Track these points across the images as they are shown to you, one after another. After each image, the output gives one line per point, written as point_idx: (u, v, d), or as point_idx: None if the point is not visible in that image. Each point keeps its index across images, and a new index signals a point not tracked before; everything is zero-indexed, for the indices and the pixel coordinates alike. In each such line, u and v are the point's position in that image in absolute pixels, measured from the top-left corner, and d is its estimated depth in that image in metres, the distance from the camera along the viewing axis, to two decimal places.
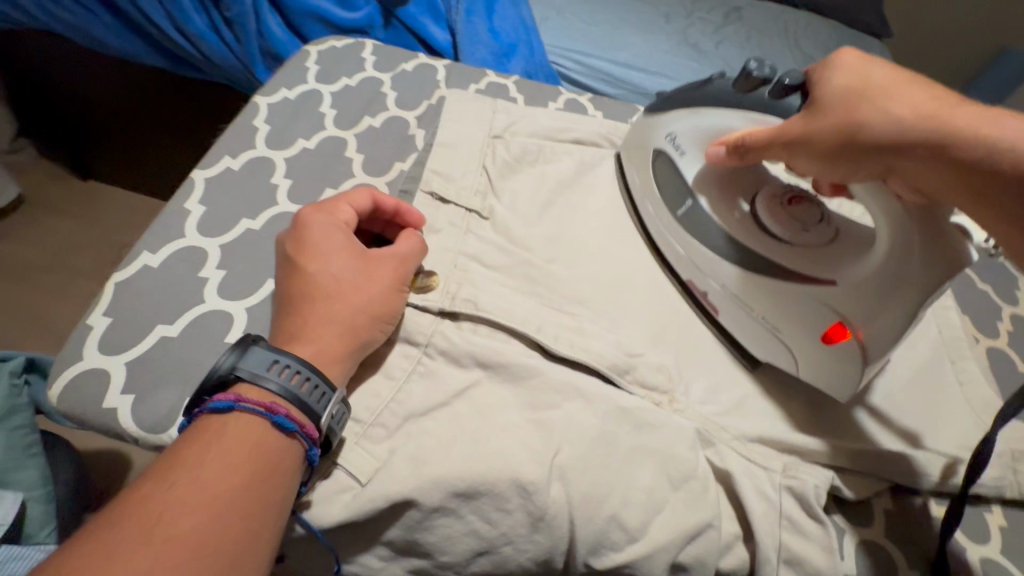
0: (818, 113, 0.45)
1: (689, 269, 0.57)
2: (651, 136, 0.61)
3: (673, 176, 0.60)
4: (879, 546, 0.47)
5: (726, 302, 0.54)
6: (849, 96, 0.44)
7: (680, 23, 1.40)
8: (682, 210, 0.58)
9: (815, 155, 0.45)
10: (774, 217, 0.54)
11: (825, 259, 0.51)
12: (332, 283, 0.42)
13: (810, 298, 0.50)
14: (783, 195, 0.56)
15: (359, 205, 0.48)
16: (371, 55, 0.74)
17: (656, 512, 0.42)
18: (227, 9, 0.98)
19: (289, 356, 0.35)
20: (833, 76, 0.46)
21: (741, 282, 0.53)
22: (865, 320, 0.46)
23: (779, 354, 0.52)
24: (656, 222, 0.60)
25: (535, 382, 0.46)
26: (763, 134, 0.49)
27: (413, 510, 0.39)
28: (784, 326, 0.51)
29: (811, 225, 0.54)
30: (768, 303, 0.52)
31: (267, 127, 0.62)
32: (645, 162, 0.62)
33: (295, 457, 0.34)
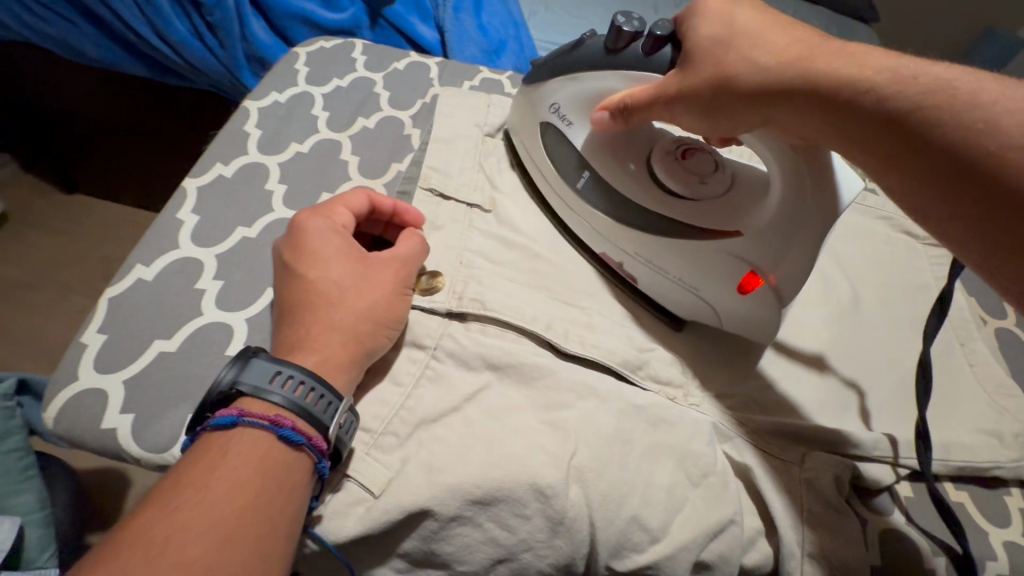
0: (691, 69, 0.44)
1: (600, 240, 0.55)
2: (535, 107, 0.58)
3: (565, 149, 0.57)
4: (904, 534, 0.45)
5: (640, 268, 0.53)
6: (718, 46, 0.42)
7: (669, 14, 1.39)
8: (581, 182, 0.55)
9: (694, 110, 0.44)
10: (668, 173, 0.53)
11: (719, 211, 0.51)
12: (334, 290, 0.40)
13: (722, 253, 0.49)
14: (675, 149, 0.54)
15: (356, 207, 0.47)
16: (361, 54, 0.72)
17: (676, 510, 0.41)
18: (207, 14, 0.97)
19: (292, 367, 0.34)
20: (699, 27, 0.44)
21: (650, 244, 0.52)
22: (774, 263, 0.46)
23: (702, 310, 0.52)
24: (554, 194, 0.57)
25: (547, 383, 0.44)
26: (644, 91, 0.47)
27: (428, 520, 0.38)
28: (699, 283, 0.51)
29: (708, 176, 0.53)
30: (679, 259, 0.51)
31: (259, 132, 0.61)
32: (533, 136, 0.58)
33: (306, 468, 0.33)
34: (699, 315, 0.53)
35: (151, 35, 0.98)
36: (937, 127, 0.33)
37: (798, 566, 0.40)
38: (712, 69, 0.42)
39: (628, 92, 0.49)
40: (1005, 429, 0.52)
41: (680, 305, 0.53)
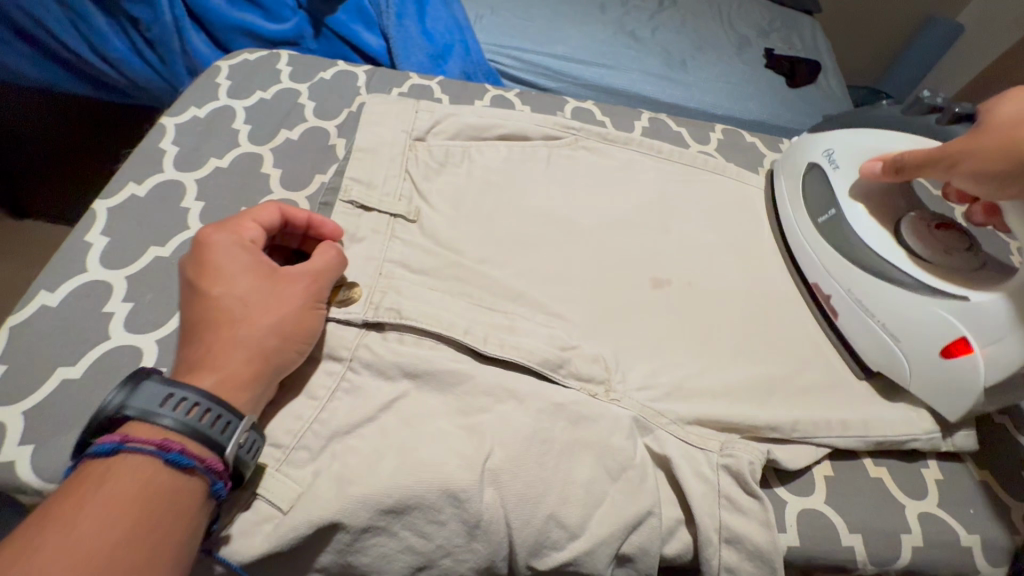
0: (985, 136, 0.46)
1: (819, 273, 0.58)
2: (809, 151, 0.63)
3: (821, 184, 0.61)
4: (820, 513, 0.47)
5: (847, 307, 0.55)
6: (1020, 125, 0.44)
7: (616, 13, 1.42)
8: (823, 219, 0.59)
9: (976, 173, 0.46)
10: (915, 234, 0.55)
11: (955, 275, 0.51)
12: (238, 306, 0.40)
13: (938, 311, 0.49)
14: (933, 220, 0.56)
15: (267, 221, 0.46)
16: (286, 65, 0.71)
17: (595, 506, 0.42)
18: (144, 29, 0.95)
19: (187, 389, 0.34)
20: (1001, 110, 0.46)
21: (862, 281, 0.54)
22: (999, 339, 0.45)
23: (897, 367, 0.52)
24: (793, 225, 0.62)
25: (464, 387, 0.45)
26: (927, 152, 0.49)
27: (340, 533, 0.38)
28: (901, 333, 0.51)
29: (954, 250, 0.53)
30: (893, 309, 0.51)
31: (176, 148, 0.60)
32: (800, 173, 0.63)
33: (196, 492, 0.33)
34: (897, 373, 0.52)
35: (88, 53, 0.95)
36: None
37: (714, 551, 0.41)
38: (1009, 137, 0.44)
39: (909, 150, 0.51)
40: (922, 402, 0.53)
41: (878, 358, 0.53)
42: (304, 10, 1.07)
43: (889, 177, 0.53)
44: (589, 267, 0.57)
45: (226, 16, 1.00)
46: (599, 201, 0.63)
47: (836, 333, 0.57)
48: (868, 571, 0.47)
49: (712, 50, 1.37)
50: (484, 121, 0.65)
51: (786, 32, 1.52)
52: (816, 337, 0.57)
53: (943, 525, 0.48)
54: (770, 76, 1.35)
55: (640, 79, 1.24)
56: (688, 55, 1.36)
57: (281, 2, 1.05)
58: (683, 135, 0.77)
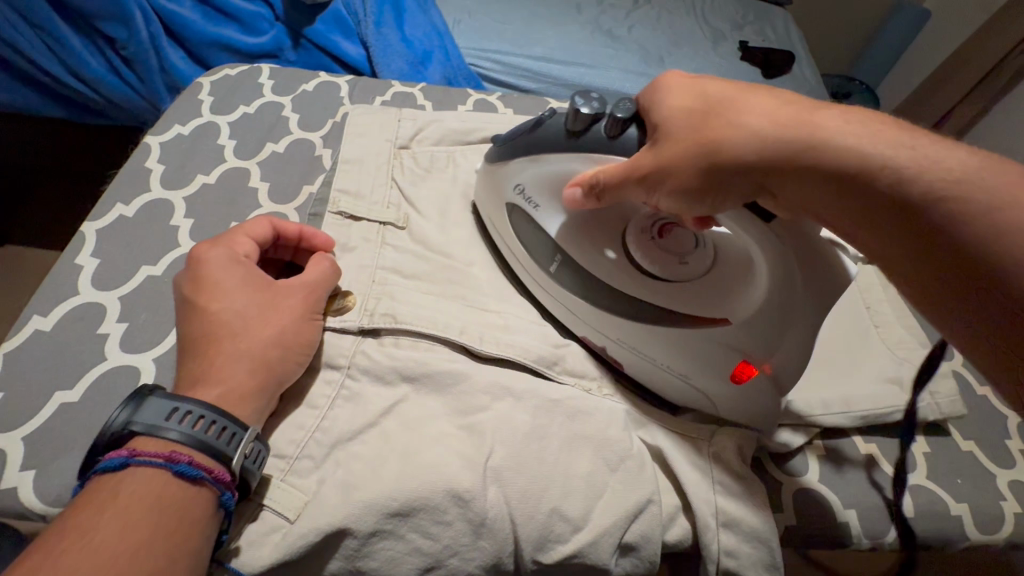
0: (668, 141, 0.40)
1: (583, 325, 0.52)
2: (502, 187, 0.55)
3: (530, 226, 0.54)
4: (813, 492, 0.48)
5: (626, 354, 0.50)
6: (699, 123, 0.39)
7: (591, 12, 1.44)
8: (554, 268, 0.52)
9: (676, 189, 0.40)
10: (645, 252, 0.50)
11: (699, 296, 0.48)
12: (237, 320, 0.40)
13: (708, 341, 0.46)
14: (652, 227, 0.52)
15: (260, 235, 0.46)
16: (268, 79, 0.72)
17: (596, 497, 0.43)
18: (121, 47, 0.95)
19: (191, 403, 0.34)
20: (672, 105, 0.41)
21: (632, 332, 0.49)
22: (767, 353, 0.44)
23: (696, 399, 0.49)
24: (531, 280, 0.54)
25: (463, 388, 0.45)
26: (618, 169, 0.43)
27: (347, 539, 0.38)
28: (688, 369, 0.47)
29: (687, 255, 0.50)
30: (666, 347, 0.47)
31: (161, 167, 0.60)
32: (501, 214, 0.55)
33: (207, 503, 0.33)
34: (697, 402, 0.49)
35: (64, 73, 0.95)
36: (935, 203, 0.32)
37: (714, 536, 0.42)
38: (692, 143, 0.39)
39: (596, 169, 0.45)
40: (904, 374, 0.55)
41: (671, 391, 0.50)
42: (282, 23, 1.08)
43: (593, 201, 0.47)
44: None
45: (204, 32, 1.01)
46: None
47: (613, 374, 0.53)
48: (863, 545, 0.48)
49: (687, 45, 1.39)
50: (466, 126, 0.66)
51: (759, 24, 1.55)
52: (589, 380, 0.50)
53: (932, 496, 0.50)
54: (745, 68, 1.37)
55: (618, 77, 1.26)
56: (665, 51, 1.38)
57: (259, 16, 1.05)
58: None
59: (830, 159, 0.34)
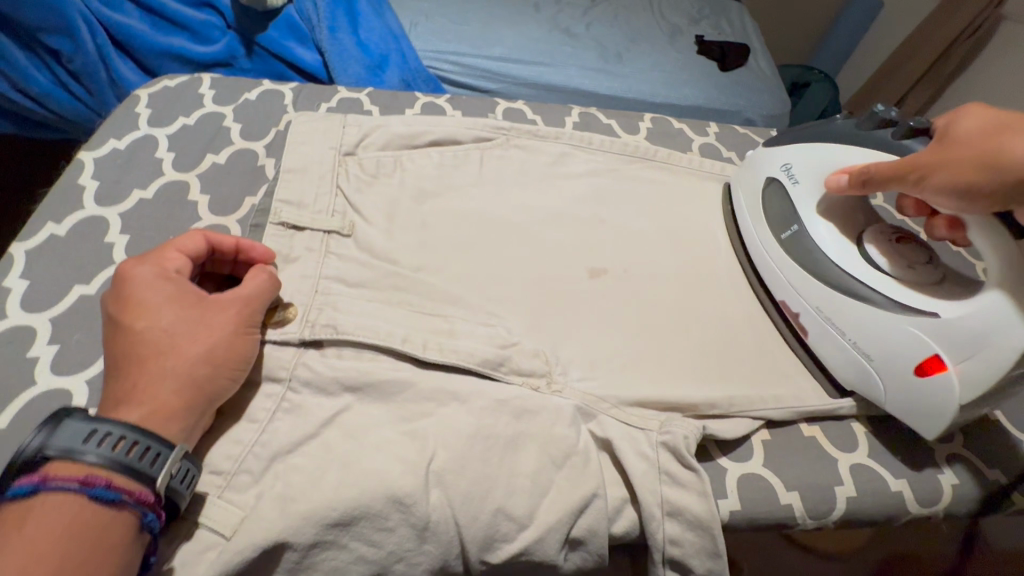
0: (956, 146, 0.45)
1: (787, 291, 0.58)
2: (764, 165, 0.63)
3: (782, 201, 0.61)
4: (757, 477, 0.49)
5: (819, 324, 0.55)
6: (989, 135, 0.44)
7: (550, 11, 1.44)
8: (786, 235, 0.59)
9: (948, 185, 0.45)
10: (877, 247, 0.55)
11: (915, 288, 0.52)
12: (164, 337, 0.39)
13: (907, 326, 0.49)
14: (892, 234, 0.56)
15: (192, 250, 0.46)
16: (209, 89, 0.70)
17: (542, 495, 0.43)
18: (67, 61, 0.93)
19: (110, 424, 0.34)
20: (963, 124, 0.46)
21: (837, 304, 0.53)
22: (968, 354, 0.45)
23: (869, 382, 0.52)
24: (756, 242, 0.62)
25: (406, 395, 0.45)
26: (892, 167, 0.49)
27: (287, 552, 0.38)
28: (874, 351, 0.51)
29: (918, 263, 0.53)
30: (863, 324, 0.52)
31: (96, 183, 0.59)
32: (758, 188, 0.64)
33: (127, 526, 0.33)
34: (869, 388, 0.52)
35: (9, 90, 0.93)
36: None
37: (658, 526, 0.43)
38: (978, 149, 0.44)
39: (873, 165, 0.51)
40: None
41: (854, 377, 0.53)
42: (235, 31, 1.06)
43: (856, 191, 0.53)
44: (525, 265, 0.58)
45: (153, 42, 0.98)
46: (532, 199, 0.65)
47: (803, 349, 0.57)
48: (808, 525, 0.49)
49: (645, 41, 1.41)
50: (412, 129, 0.66)
51: (715, 18, 1.57)
52: (777, 353, 0.57)
53: (875, 475, 0.51)
54: (703, 62, 1.39)
55: (577, 74, 1.26)
56: (623, 47, 1.39)
57: (209, 24, 1.03)
58: (613, 126, 0.79)
59: None
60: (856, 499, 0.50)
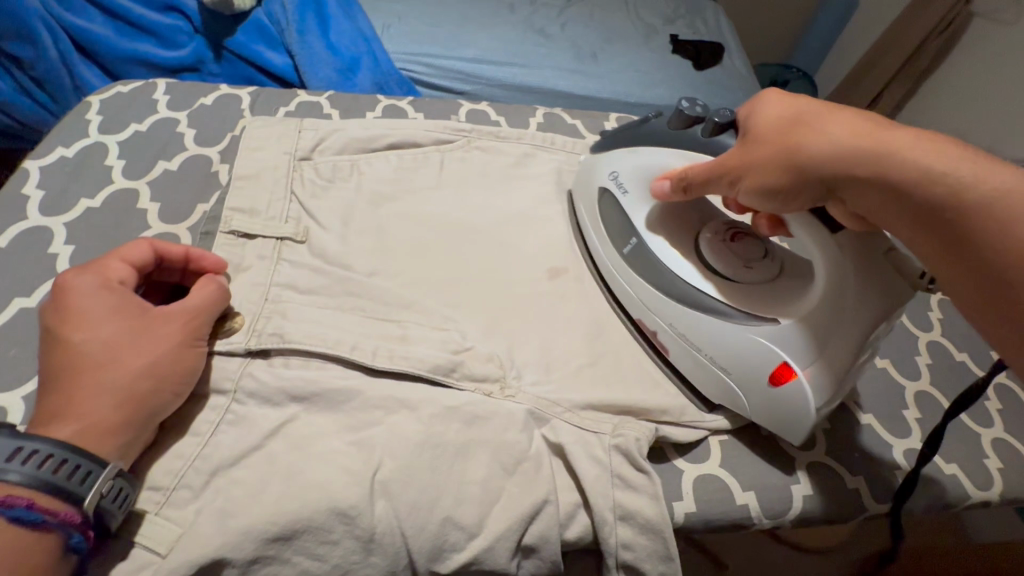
0: (757, 143, 0.44)
1: (639, 308, 0.55)
2: (596, 175, 0.61)
3: (617, 213, 0.58)
4: (714, 477, 0.49)
5: (675, 342, 0.52)
6: (787, 128, 0.42)
7: (524, 12, 1.44)
8: (629, 249, 0.56)
9: (758, 187, 0.44)
10: (715, 251, 0.54)
11: (756, 292, 0.51)
12: (104, 351, 0.38)
13: (754, 338, 0.48)
14: (725, 231, 0.55)
15: (138, 259, 0.44)
16: (163, 94, 0.69)
17: (492, 502, 0.42)
18: (29, 68, 0.91)
19: (38, 442, 0.33)
20: (761, 116, 0.45)
21: (689, 321, 0.51)
22: (810, 357, 0.45)
23: (724, 393, 0.50)
24: (604, 258, 0.58)
25: (355, 404, 0.45)
26: (712, 168, 0.47)
27: (225, 569, 0.37)
28: (727, 364, 0.49)
29: (754, 261, 0.53)
30: (714, 339, 0.50)
31: (41, 193, 0.57)
32: (592, 199, 0.61)
33: (51, 546, 0.32)
34: (733, 403, 0.50)
35: None
36: (973, 222, 0.35)
37: (609, 530, 0.43)
38: (777, 146, 0.42)
39: (690, 166, 0.50)
40: None
41: (711, 388, 0.51)
42: (202, 35, 1.04)
43: (681, 195, 0.51)
44: (483, 268, 0.58)
45: (117, 47, 0.97)
46: (491, 201, 0.64)
47: (660, 362, 0.54)
48: (765, 524, 0.49)
49: (620, 41, 1.41)
50: (369, 132, 0.64)
51: (690, 17, 1.58)
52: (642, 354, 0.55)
53: (830, 472, 0.51)
54: (677, 61, 1.39)
55: (551, 75, 1.26)
56: (598, 48, 1.39)
57: (175, 28, 1.02)
58: (578, 126, 0.78)
59: (895, 172, 0.37)
60: (813, 497, 0.49)
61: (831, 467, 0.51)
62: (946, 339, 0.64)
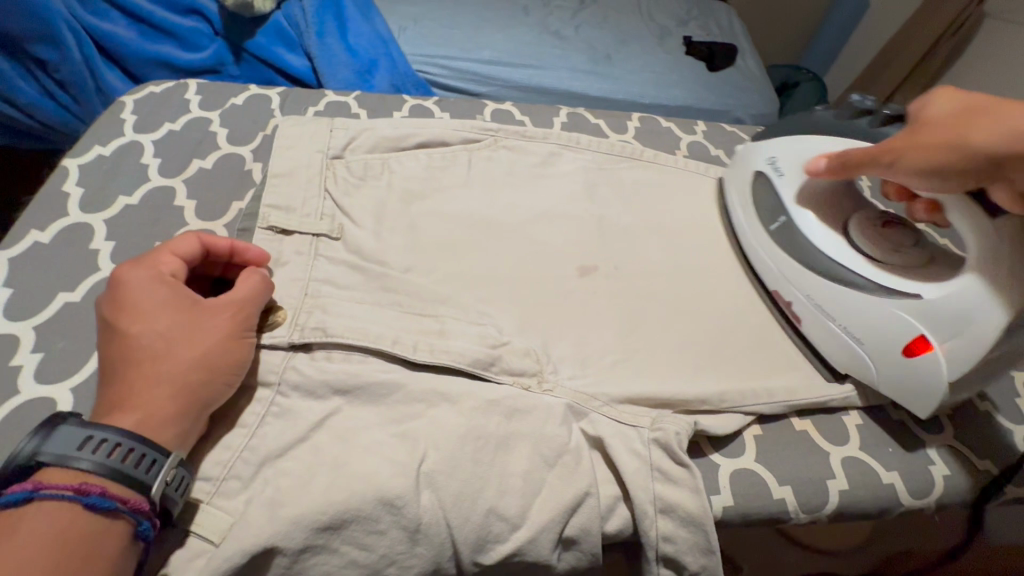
0: (928, 129, 0.45)
1: (779, 280, 0.59)
2: (752, 160, 0.65)
3: (769, 193, 0.62)
4: (751, 471, 0.49)
5: (809, 313, 0.56)
6: (959, 117, 0.44)
7: (539, 14, 1.45)
8: (775, 226, 0.60)
9: (920, 168, 0.45)
10: (863, 233, 0.56)
11: (903, 270, 0.53)
12: (159, 343, 0.39)
13: (893, 309, 0.50)
14: (877, 220, 0.58)
15: (186, 251, 0.45)
16: (195, 94, 0.70)
17: (534, 494, 0.43)
18: (54, 70, 0.92)
19: (107, 430, 0.34)
20: (935, 107, 0.46)
21: (828, 292, 0.54)
22: (951, 331, 0.47)
23: (856, 363, 0.53)
24: (748, 235, 0.62)
25: (397, 397, 0.45)
26: (870, 150, 0.49)
27: (277, 558, 0.37)
28: (863, 335, 0.52)
29: (903, 246, 0.55)
30: (850, 310, 0.53)
31: (81, 190, 0.58)
32: (747, 182, 0.65)
33: (122, 534, 0.33)
34: (861, 373, 0.53)
35: None
36: None
37: (651, 523, 0.43)
38: (948, 133, 0.44)
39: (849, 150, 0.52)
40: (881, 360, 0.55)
41: (841, 358, 0.54)
42: (223, 37, 1.05)
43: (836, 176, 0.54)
44: (516, 265, 0.58)
45: (141, 50, 0.98)
46: (520, 199, 0.65)
47: (794, 336, 0.58)
48: (802, 519, 0.49)
49: (635, 42, 1.42)
50: (400, 130, 0.65)
51: (702, 19, 1.58)
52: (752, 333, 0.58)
53: (867, 467, 0.51)
54: (692, 62, 1.40)
55: (568, 77, 1.27)
56: (613, 49, 1.40)
57: (197, 31, 1.03)
58: (602, 126, 0.79)
59: None
60: (851, 492, 0.50)
61: (868, 464, 0.51)
62: None
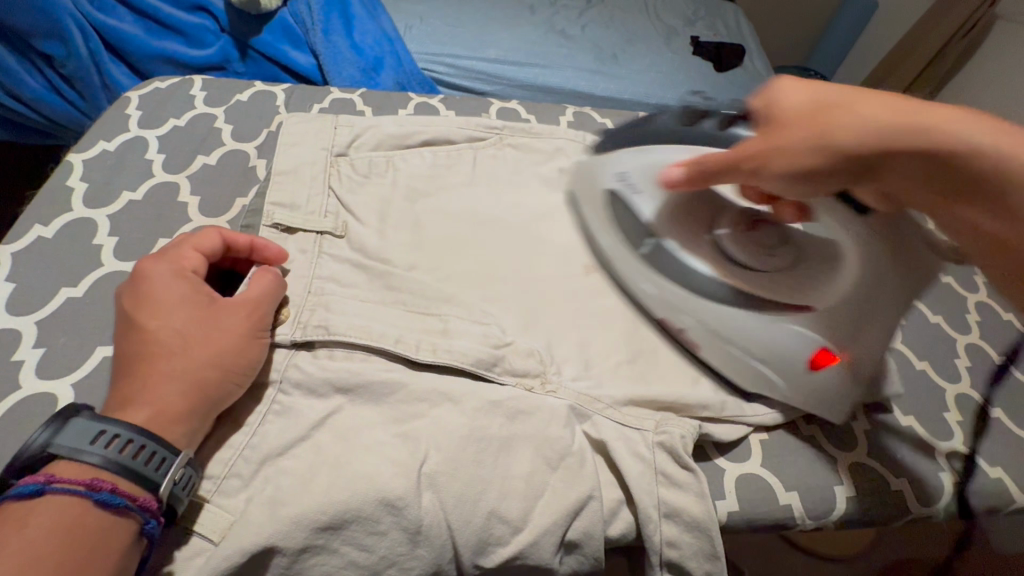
0: (784, 130, 0.40)
1: (664, 308, 0.54)
2: (600, 176, 0.59)
3: (628, 213, 0.57)
4: (756, 476, 0.49)
5: (710, 339, 0.52)
6: (812, 115, 0.39)
7: (545, 13, 1.44)
8: (645, 250, 0.56)
9: (783, 175, 0.40)
10: (737, 244, 0.54)
11: (790, 283, 0.51)
12: (176, 339, 0.39)
13: (793, 330, 0.49)
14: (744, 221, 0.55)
15: (208, 248, 0.45)
16: (200, 90, 0.70)
17: (536, 497, 0.42)
18: (59, 65, 0.92)
19: (118, 425, 0.34)
20: (786, 102, 0.41)
21: (727, 317, 0.51)
22: (848, 339, 0.48)
23: (759, 381, 0.51)
24: (616, 258, 0.58)
25: (399, 396, 0.45)
26: (727, 157, 0.44)
27: (276, 557, 0.37)
28: (765, 355, 0.49)
29: (775, 249, 0.53)
30: (754, 332, 0.50)
31: (85, 185, 0.58)
32: (598, 201, 0.59)
33: (128, 532, 0.33)
34: (770, 391, 0.51)
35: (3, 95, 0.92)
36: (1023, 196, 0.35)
37: (655, 527, 0.42)
38: (808, 133, 0.38)
39: (704, 158, 0.47)
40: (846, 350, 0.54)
41: (744, 377, 0.51)
42: (228, 34, 1.05)
43: (694, 184, 0.49)
44: (520, 264, 0.58)
45: (147, 46, 0.98)
46: (525, 198, 0.64)
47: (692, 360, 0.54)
48: (807, 525, 0.49)
49: (641, 42, 1.41)
50: (405, 128, 0.65)
51: (710, 19, 1.57)
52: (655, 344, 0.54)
53: (873, 473, 0.50)
54: (698, 63, 1.39)
55: (573, 76, 1.26)
56: (620, 49, 1.39)
57: (203, 27, 1.03)
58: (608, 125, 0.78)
59: (956, 151, 0.35)
60: (858, 498, 0.49)
61: (874, 469, 0.51)
62: (985, 342, 0.62)
